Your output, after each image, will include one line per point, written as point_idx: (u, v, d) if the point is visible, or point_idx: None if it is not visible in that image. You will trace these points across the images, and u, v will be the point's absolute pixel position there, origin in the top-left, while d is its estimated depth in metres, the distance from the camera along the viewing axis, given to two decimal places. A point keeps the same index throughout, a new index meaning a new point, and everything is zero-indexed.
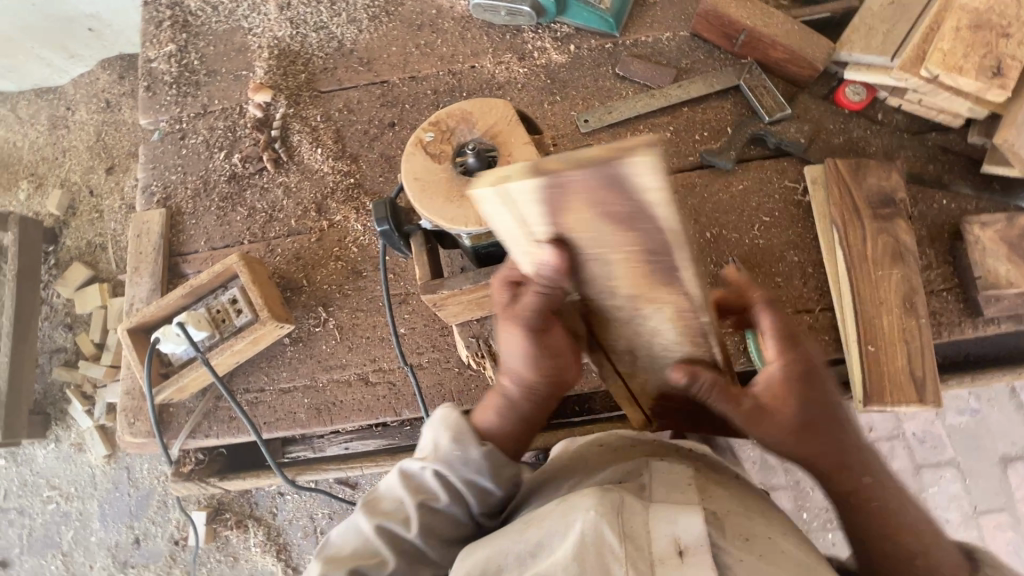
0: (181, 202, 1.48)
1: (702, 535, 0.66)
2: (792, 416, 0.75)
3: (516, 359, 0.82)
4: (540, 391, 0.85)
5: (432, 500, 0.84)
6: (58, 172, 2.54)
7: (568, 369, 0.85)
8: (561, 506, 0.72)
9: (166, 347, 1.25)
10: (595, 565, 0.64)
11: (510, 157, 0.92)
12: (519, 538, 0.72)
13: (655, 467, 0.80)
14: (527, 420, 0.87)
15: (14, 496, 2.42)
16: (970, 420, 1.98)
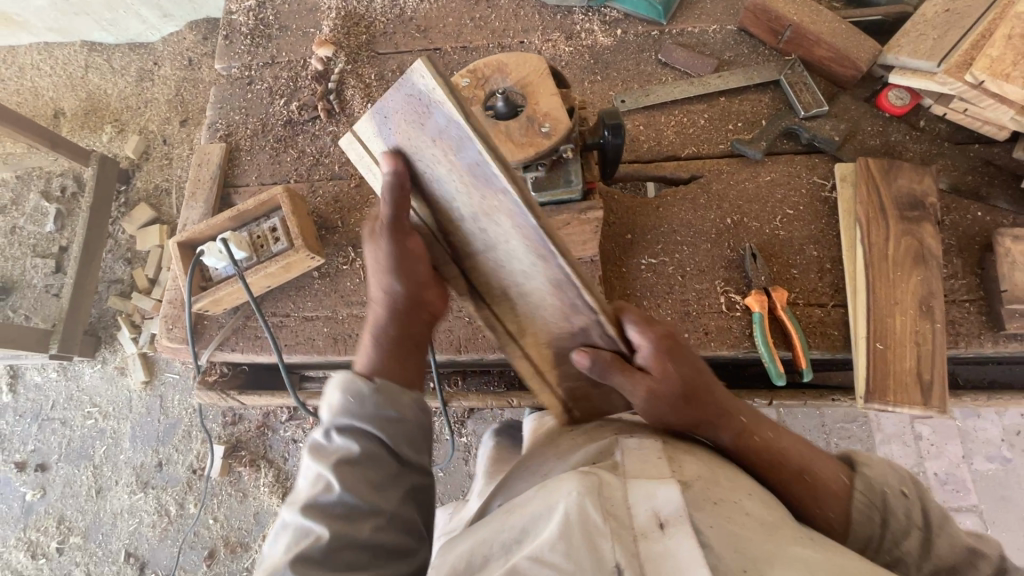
0: (240, 140, 1.62)
1: (681, 503, 0.63)
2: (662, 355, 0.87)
3: (376, 276, 0.93)
4: (400, 306, 0.93)
5: (336, 466, 0.79)
6: (139, 119, 2.77)
7: (419, 276, 0.94)
8: (544, 492, 0.68)
9: (208, 261, 1.36)
10: (579, 545, 0.60)
11: (536, 105, 0.98)
12: (496, 531, 0.69)
13: (620, 444, 0.79)
14: (399, 344, 0.91)
15: (59, 408, 2.62)
16: (999, 468, 1.76)
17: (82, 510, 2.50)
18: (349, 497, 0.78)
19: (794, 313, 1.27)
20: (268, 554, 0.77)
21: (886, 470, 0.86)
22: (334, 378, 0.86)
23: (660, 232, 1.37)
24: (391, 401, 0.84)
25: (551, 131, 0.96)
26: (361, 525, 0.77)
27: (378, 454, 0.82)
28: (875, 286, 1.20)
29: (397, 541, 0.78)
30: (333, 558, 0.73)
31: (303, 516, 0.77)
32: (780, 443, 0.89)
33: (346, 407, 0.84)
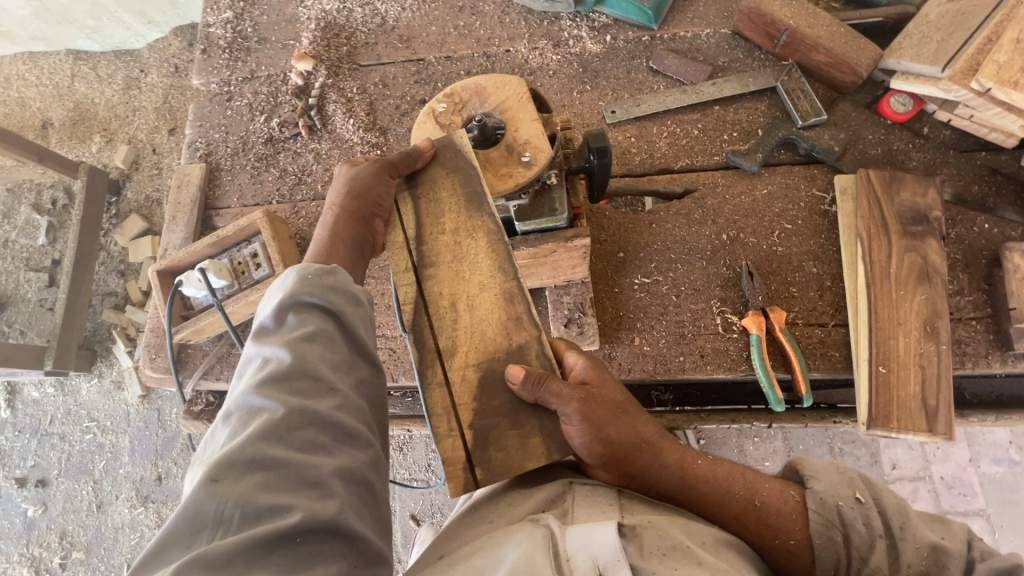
0: (221, 159, 1.57)
1: (617, 548, 0.66)
2: (616, 395, 0.85)
3: (335, 189, 0.96)
4: (345, 213, 0.91)
5: (290, 345, 0.74)
6: (127, 128, 2.72)
7: (374, 194, 0.92)
8: (488, 549, 0.69)
9: (188, 291, 1.32)
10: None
11: (516, 133, 0.94)
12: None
13: (573, 490, 0.82)
14: (337, 246, 0.90)
15: (57, 423, 2.60)
16: (1006, 471, 1.65)
17: (83, 525, 2.50)
18: (303, 373, 0.72)
19: (793, 334, 1.22)
20: (213, 446, 0.69)
21: (836, 479, 0.89)
22: (286, 271, 0.82)
23: (653, 251, 1.32)
24: (326, 292, 0.80)
25: (532, 160, 0.92)
26: (319, 401, 0.71)
27: (331, 334, 0.78)
28: (877, 307, 1.15)
29: (354, 421, 0.73)
30: (289, 430, 0.67)
31: (250, 399, 0.70)
32: (727, 476, 0.91)
33: (302, 291, 0.79)
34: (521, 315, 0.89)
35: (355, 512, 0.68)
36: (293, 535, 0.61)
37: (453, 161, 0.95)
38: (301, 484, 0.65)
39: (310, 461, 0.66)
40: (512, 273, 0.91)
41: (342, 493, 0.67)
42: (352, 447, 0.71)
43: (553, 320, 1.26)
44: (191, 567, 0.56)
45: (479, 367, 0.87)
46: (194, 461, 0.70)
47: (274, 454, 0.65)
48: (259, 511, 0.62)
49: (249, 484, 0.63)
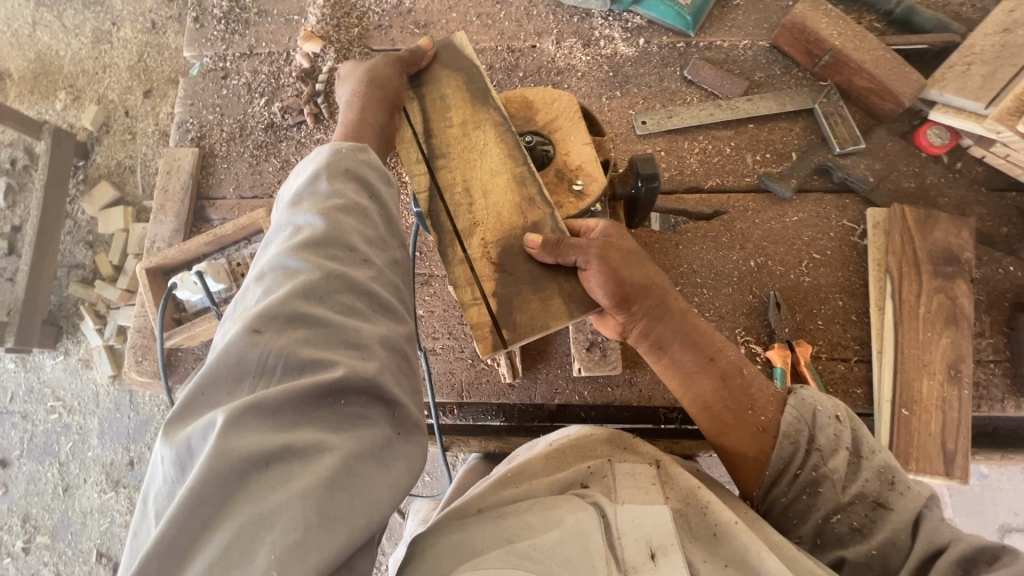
0: (215, 144, 1.44)
1: (667, 533, 0.73)
2: (628, 247, 0.84)
3: (350, 86, 0.91)
4: (368, 100, 0.87)
5: (324, 214, 0.73)
6: (97, 87, 2.49)
7: (392, 84, 0.88)
8: (543, 509, 0.75)
9: (181, 294, 1.20)
10: (579, 551, 0.68)
11: (567, 156, 0.88)
12: (494, 528, 0.73)
13: (612, 469, 0.86)
14: (363, 130, 0.85)
15: (19, 401, 2.44)
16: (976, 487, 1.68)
17: (48, 509, 2.38)
18: (338, 239, 0.71)
19: (816, 368, 1.21)
20: (247, 302, 0.68)
21: (820, 400, 0.89)
22: (316, 149, 0.81)
23: (678, 273, 1.28)
24: (354, 168, 0.78)
25: (584, 189, 0.86)
26: (354, 270, 0.70)
27: (364, 210, 0.76)
28: (903, 347, 1.14)
29: (389, 295, 0.73)
30: (326, 291, 0.67)
31: (285, 261, 0.69)
32: (727, 351, 0.94)
33: (336, 164, 0.78)
34: (533, 196, 0.84)
35: (393, 378, 0.67)
36: (337, 394, 0.61)
37: (456, 62, 0.93)
38: (340, 344, 0.65)
39: (349, 324, 0.66)
40: (522, 159, 0.86)
41: (382, 357, 0.66)
42: (388, 317, 0.71)
43: (574, 344, 1.22)
44: (242, 412, 0.55)
45: (499, 246, 0.83)
46: (225, 314, 0.69)
47: (316, 312, 0.65)
48: (302, 363, 0.61)
49: (291, 338, 0.62)
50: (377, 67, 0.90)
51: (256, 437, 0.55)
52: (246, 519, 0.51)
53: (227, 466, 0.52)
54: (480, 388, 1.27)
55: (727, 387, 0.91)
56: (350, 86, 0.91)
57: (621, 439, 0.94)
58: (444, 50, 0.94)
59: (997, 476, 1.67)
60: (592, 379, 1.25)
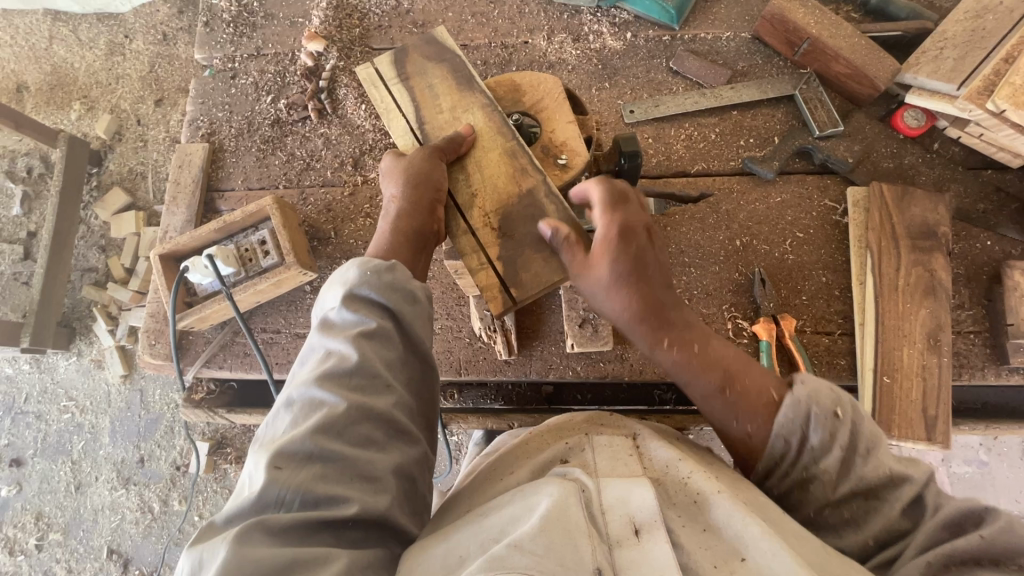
0: (224, 139, 1.52)
1: (653, 510, 0.73)
2: (632, 226, 0.89)
3: (393, 180, 0.93)
4: (407, 207, 0.90)
5: (352, 343, 0.80)
6: (110, 97, 2.59)
7: (431, 183, 0.90)
8: (526, 494, 0.75)
9: (193, 277, 1.28)
10: (562, 536, 0.68)
11: (552, 134, 0.95)
12: (478, 530, 0.73)
13: (592, 442, 0.88)
14: (399, 244, 0.90)
15: (34, 401, 2.51)
16: (975, 472, 1.69)
17: (61, 506, 2.43)
18: (364, 373, 0.79)
19: (801, 341, 1.25)
20: (277, 429, 0.76)
21: (817, 391, 0.79)
22: (348, 263, 0.88)
23: (667, 254, 1.33)
24: (385, 287, 0.86)
25: (568, 163, 0.93)
26: (376, 398, 0.79)
27: (388, 333, 0.84)
28: (884, 318, 1.19)
29: (405, 420, 0.81)
30: (349, 424, 0.75)
31: (316, 389, 0.77)
32: (724, 354, 0.90)
33: (362, 286, 0.85)
34: (525, 166, 0.93)
35: (400, 508, 0.76)
36: (346, 525, 0.71)
37: (439, 56, 1.02)
38: (358, 477, 0.73)
39: (367, 455, 0.75)
40: (511, 134, 0.94)
41: (393, 489, 0.75)
42: (405, 447, 0.80)
43: (567, 320, 1.28)
44: (253, 529, 0.66)
45: (499, 214, 0.91)
46: (254, 441, 0.77)
47: (336, 449, 0.73)
48: (317, 499, 0.70)
49: (309, 473, 0.71)
50: (415, 163, 0.91)
51: (289, 521, 0.67)
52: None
53: (250, 562, 0.62)
54: (477, 364, 1.33)
55: (728, 395, 0.86)
56: (393, 172, 0.94)
57: (601, 417, 0.96)
58: (427, 47, 1.03)
59: (994, 460, 1.69)
60: (585, 355, 1.30)
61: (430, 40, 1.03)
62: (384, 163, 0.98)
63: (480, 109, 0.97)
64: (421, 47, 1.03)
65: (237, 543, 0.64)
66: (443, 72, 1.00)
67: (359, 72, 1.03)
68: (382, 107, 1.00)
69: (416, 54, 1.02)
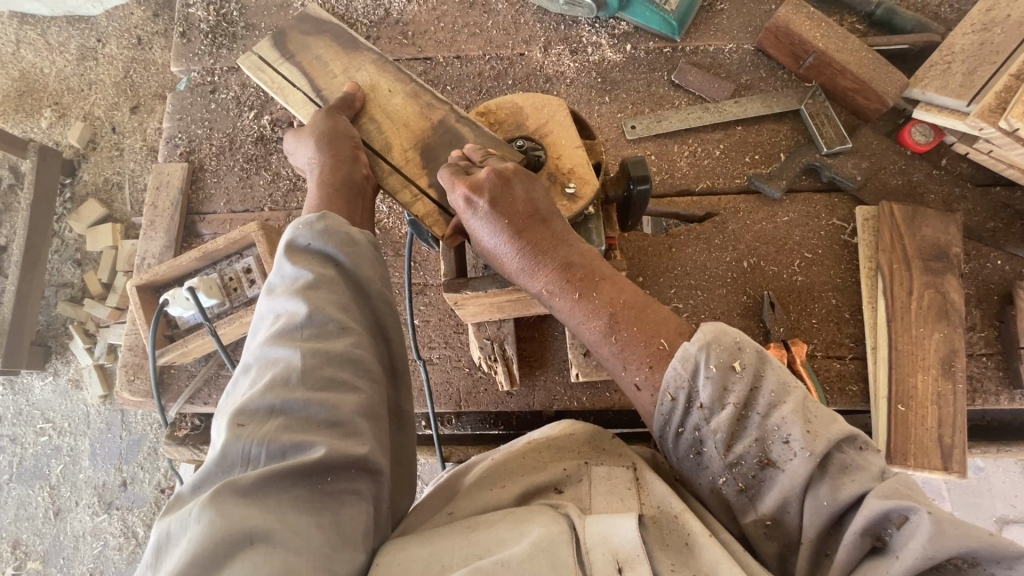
0: (205, 158, 1.44)
1: (639, 544, 0.66)
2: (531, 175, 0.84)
3: (304, 144, 0.93)
4: (326, 161, 0.88)
5: (299, 297, 0.76)
6: (82, 104, 2.47)
7: (342, 133, 0.89)
8: (515, 518, 0.71)
9: (174, 310, 1.19)
10: (547, 569, 0.63)
11: (559, 160, 0.88)
12: (463, 544, 0.68)
13: (588, 471, 0.82)
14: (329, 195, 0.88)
15: (7, 423, 2.40)
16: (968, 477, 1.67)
17: (39, 534, 2.32)
18: (316, 321, 0.75)
19: (813, 366, 1.21)
20: (236, 394, 0.73)
21: (719, 335, 0.73)
22: (287, 232, 0.84)
23: (672, 276, 1.28)
24: (330, 237, 0.82)
25: (578, 192, 0.86)
26: (332, 340, 0.75)
27: (336, 281, 0.80)
28: (897, 343, 1.15)
29: (369, 359, 0.77)
30: (306, 369, 0.71)
31: (269, 347, 0.74)
32: (617, 297, 0.81)
33: (300, 238, 0.81)
34: (431, 102, 0.95)
35: (380, 449, 0.73)
36: (324, 472, 0.67)
37: (317, 27, 1.04)
38: (320, 422, 0.69)
39: (330, 397, 0.71)
40: (406, 78, 0.97)
41: (367, 431, 0.72)
42: (371, 385, 0.76)
43: (571, 348, 1.20)
44: (220, 500, 0.61)
45: (418, 149, 0.92)
46: (218, 411, 0.74)
47: (296, 397, 0.70)
48: (282, 449, 0.67)
49: (272, 426, 0.68)
50: (320, 118, 0.91)
51: (257, 480, 0.64)
52: (240, 571, 0.57)
53: (221, 530, 0.59)
54: (478, 396, 1.27)
55: (613, 340, 0.80)
56: (302, 137, 0.93)
57: (599, 437, 0.89)
58: (301, 24, 1.05)
59: (992, 467, 1.66)
60: (591, 383, 1.25)
61: (305, 17, 1.05)
62: (289, 137, 0.98)
63: (370, 65, 0.99)
64: (297, 25, 1.04)
65: (207, 509, 0.60)
66: (324, 41, 1.03)
67: (241, 62, 1.03)
68: (275, 87, 1.00)
69: (296, 33, 1.04)
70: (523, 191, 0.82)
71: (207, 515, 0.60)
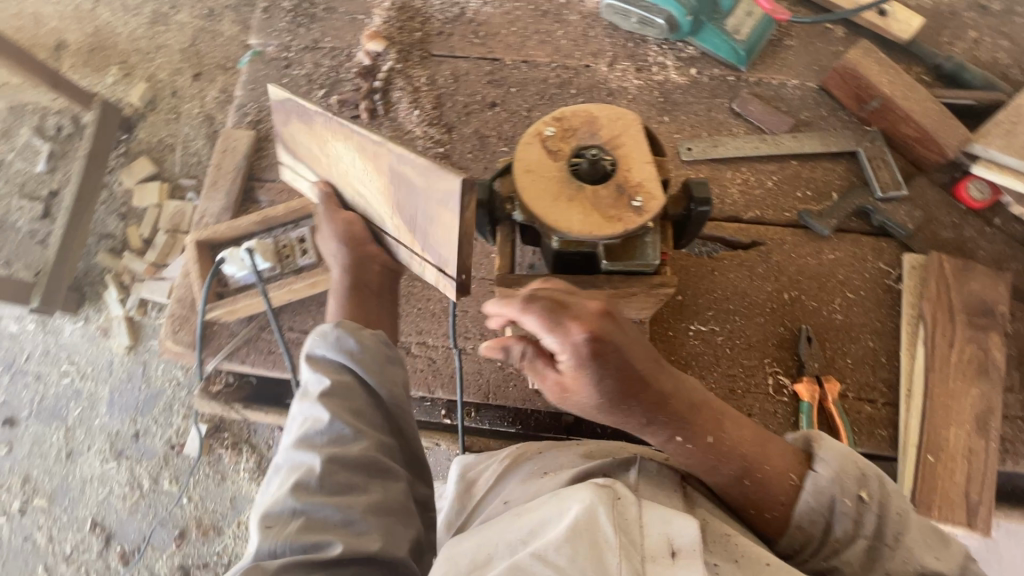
0: (271, 129, 1.50)
1: (694, 539, 0.69)
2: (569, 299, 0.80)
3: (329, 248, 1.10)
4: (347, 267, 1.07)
5: (321, 407, 0.92)
6: (148, 66, 2.57)
7: (355, 244, 1.07)
8: (559, 499, 0.75)
9: (229, 269, 1.25)
10: (589, 553, 0.66)
11: (628, 173, 0.88)
12: (511, 531, 0.74)
13: (638, 464, 0.91)
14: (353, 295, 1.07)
15: (34, 361, 2.39)
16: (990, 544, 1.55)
17: (50, 473, 2.26)
18: (335, 430, 0.91)
19: (843, 406, 1.21)
20: (269, 491, 0.89)
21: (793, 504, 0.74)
22: (309, 343, 0.99)
23: (711, 298, 1.30)
24: (353, 339, 0.97)
25: (644, 207, 0.85)
26: (350, 445, 0.90)
27: (353, 390, 0.95)
28: (932, 393, 1.15)
29: (381, 459, 0.92)
30: (324, 476, 0.86)
31: (296, 450, 0.90)
32: (664, 391, 0.84)
33: (320, 352, 0.97)
34: (409, 176, 0.85)
35: (393, 542, 0.86)
36: (342, 564, 0.81)
37: (295, 109, 0.99)
38: (335, 523, 0.84)
39: (343, 500, 0.86)
40: (381, 143, 0.86)
41: (377, 529, 0.85)
42: (383, 485, 0.91)
43: None
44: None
45: None
46: (253, 506, 0.89)
47: (316, 502, 0.84)
48: (305, 546, 0.81)
49: (295, 526, 0.82)
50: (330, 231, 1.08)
51: (284, 565, 0.78)
52: None
53: None
54: (506, 391, 1.29)
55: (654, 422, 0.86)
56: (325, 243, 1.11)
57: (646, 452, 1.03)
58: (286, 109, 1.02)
59: None
60: None
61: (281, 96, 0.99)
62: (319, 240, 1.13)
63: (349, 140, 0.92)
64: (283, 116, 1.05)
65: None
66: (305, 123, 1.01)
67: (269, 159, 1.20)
68: (306, 170, 1.13)
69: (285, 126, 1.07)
70: (580, 309, 0.77)
71: None
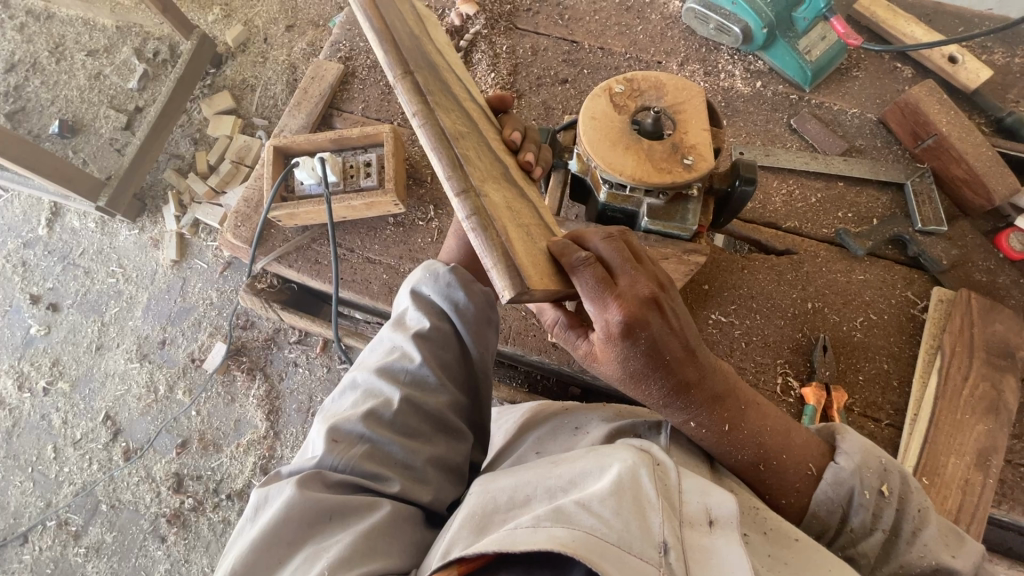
0: (358, 67, 1.62)
1: (733, 513, 0.69)
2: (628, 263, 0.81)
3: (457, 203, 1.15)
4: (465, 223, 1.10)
5: (413, 345, 0.91)
6: (249, 10, 2.77)
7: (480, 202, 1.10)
8: (601, 454, 0.75)
9: (299, 174, 1.34)
10: (632, 506, 0.67)
11: (685, 135, 0.95)
12: (548, 477, 0.74)
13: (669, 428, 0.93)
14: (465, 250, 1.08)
15: (87, 257, 2.44)
16: None
17: (77, 360, 2.29)
18: (419, 374, 0.90)
19: (848, 419, 1.24)
20: (340, 404, 0.91)
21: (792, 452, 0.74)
22: (417, 272, 1.00)
23: (737, 294, 1.34)
24: (462, 287, 0.96)
25: (694, 165, 0.92)
26: (433, 395, 0.90)
27: (447, 339, 0.94)
28: (938, 421, 1.17)
29: (453, 419, 0.92)
30: (398, 416, 0.86)
31: (376, 377, 0.90)
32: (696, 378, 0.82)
33: (426, 286, 0.97)
34: (460, 172, 0.81)
35: (442, 494, 0.87)
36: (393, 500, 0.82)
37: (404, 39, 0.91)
38: (395, 461, 0.84)
39: (411, 443, 0.86)
40: (445, 143, 0.83)
41: (433, 481, 0.86)
42: (447, 442, 0.91)
43: None
44: (309, 484, 0.78)
45: None
46: (322, 414, 0.91)
47: (384, 435, 0.84)
48: (363, 473, 0.82)
49: (358, 451, 0.83)
50: None
51: (341, 482, 0.80)
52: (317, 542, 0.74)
53: (307, 506, 0.75)
54: (525, 338, 1.36)
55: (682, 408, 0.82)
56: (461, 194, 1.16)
57: None
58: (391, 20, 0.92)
59: None
60: None
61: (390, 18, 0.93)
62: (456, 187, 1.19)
63: (428, 110, 0.85)
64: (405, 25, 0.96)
65: (300, 487, 0.77)
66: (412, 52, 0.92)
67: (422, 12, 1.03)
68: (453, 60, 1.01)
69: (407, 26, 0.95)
70: (627, 281, 0.78)
71: (300, 490, 0.76)
